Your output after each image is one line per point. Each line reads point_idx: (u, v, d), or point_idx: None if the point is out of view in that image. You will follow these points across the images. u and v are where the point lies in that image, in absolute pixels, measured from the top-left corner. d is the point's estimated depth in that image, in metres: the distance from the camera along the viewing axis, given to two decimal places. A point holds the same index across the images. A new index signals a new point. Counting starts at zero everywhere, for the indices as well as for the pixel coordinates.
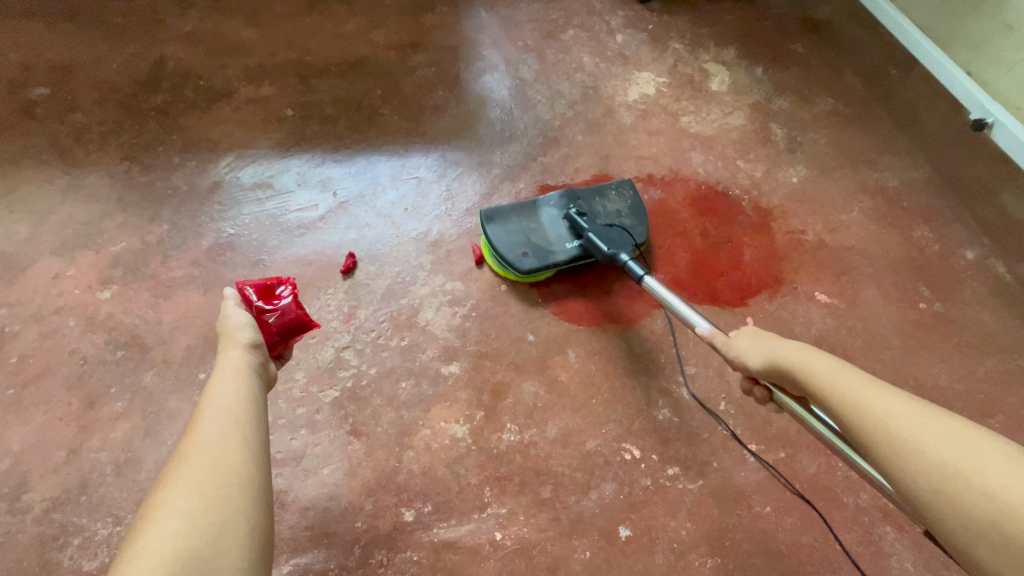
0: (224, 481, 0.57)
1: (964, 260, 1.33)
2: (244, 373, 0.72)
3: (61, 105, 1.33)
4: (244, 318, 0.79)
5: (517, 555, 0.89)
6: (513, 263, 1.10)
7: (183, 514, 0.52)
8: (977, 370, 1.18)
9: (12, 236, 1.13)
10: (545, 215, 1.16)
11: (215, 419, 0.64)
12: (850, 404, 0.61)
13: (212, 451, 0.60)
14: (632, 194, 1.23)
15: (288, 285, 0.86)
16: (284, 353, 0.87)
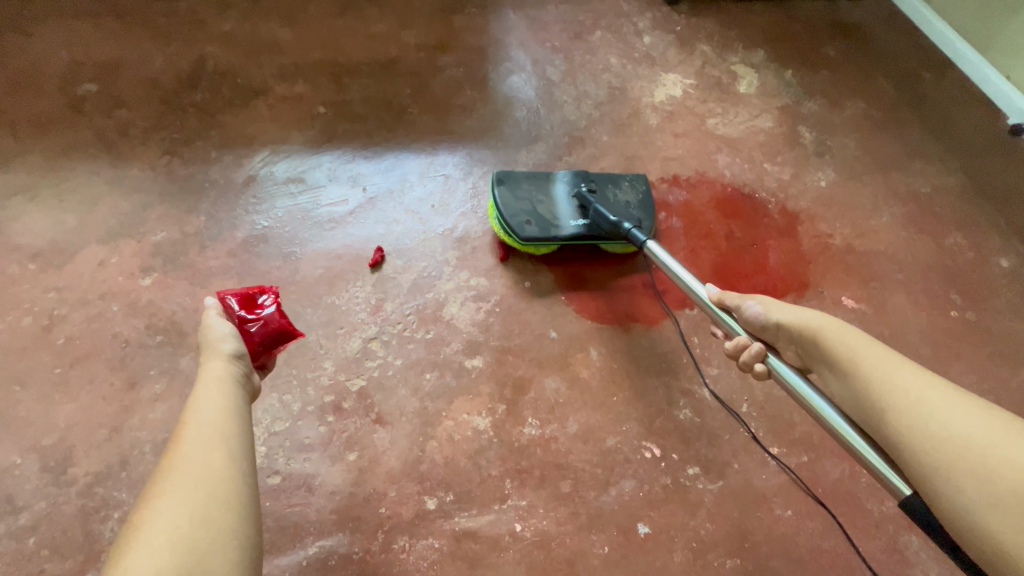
0: (212, 497, 0.58)
1: (998, 268, 1.30)
2: (225, 384, 0.73)
3: (108, 100, 1.39)
4: (226, 328, 0.80)
5: (536, 547, 0.90)
6: (514, 229, 1.12)
7: (171, 530, 0.54)
8: (1010, 380, 1.15)
9: (61, 224, 1.19)
10: (556, 189, 1.18)
11: (200, 432, 0.65)
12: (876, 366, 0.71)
13: (201, 465, 0.61)
14: (644, 189, 1.25)
15: (270, 294, 0.88)
16: (267, 363, 0.88)
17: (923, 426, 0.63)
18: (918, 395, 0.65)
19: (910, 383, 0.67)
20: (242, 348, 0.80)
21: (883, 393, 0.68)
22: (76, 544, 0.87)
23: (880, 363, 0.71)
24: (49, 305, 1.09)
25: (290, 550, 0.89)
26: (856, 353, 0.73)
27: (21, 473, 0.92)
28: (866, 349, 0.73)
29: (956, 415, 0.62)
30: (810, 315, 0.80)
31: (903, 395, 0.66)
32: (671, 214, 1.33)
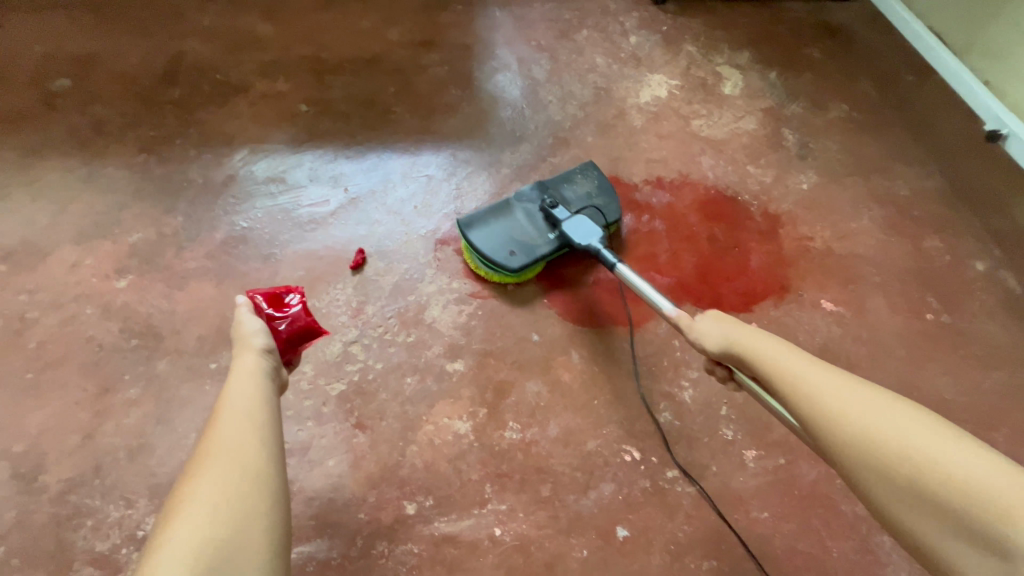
0: (248, 494, 0.58)
1: (973, 271, 1.33)
2: (258, 380, 0.72)
3: (83, 96, 1.36)
4: (257, 324, 0.80)
5: (515, 550, 0.90)
6: (502, 264, 1.09)
7: (208, 510, 0.55)
8: (983, 381, 1.18)
9: (32, 224, 1.16)
10: (521, 211, 1.15)
11: (233, 422, 0.65)
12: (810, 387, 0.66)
13: (227, 463, 0.60)
14: (598, 174, 1.24)
15: (297, 293, 0.87)
16: (294, 361, 0.87)
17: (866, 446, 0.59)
18: (861, 421, 0.60)
19: (850, 402, 0.62)
20: (273, 343, 0.80)
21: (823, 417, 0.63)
22: (48, 553, 0.86)
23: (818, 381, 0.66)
24: (19, 307, 1.06)
25: None
26: (795, 372, 0.68)
27: None
28: (799, 368, 0.68)
29: (886, 418, 0.59)
30: (744, 333, 0.78)
31: (840, 420, 0.61)
32: (654, 217, 1.33)
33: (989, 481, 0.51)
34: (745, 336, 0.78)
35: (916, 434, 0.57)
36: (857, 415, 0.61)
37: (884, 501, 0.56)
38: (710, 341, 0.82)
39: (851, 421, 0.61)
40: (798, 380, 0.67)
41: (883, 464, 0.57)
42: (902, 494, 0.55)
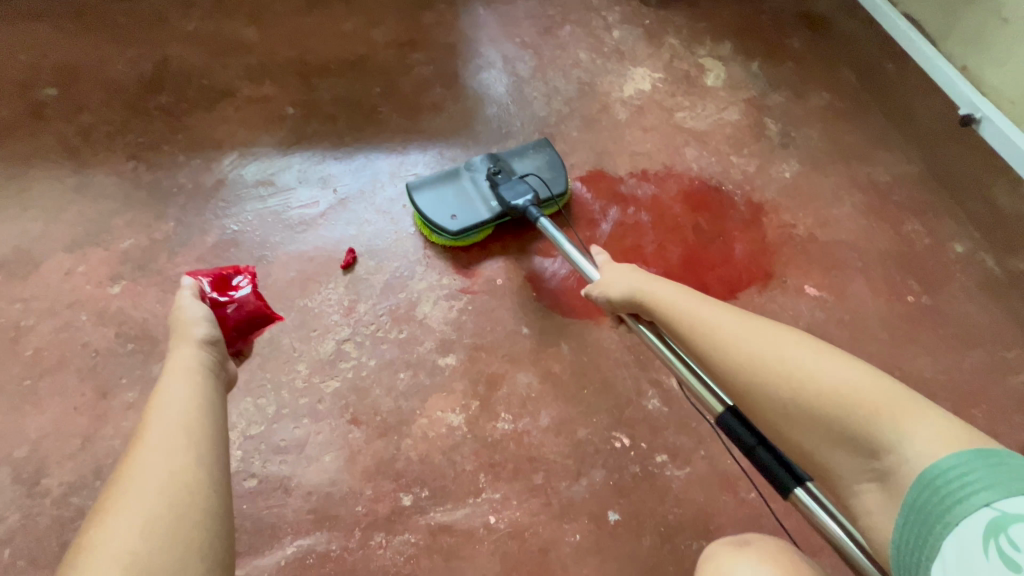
0: (190, 498, 0.58)
1: (953, 253, 1.36)
2: (198, 373, 0.74)
3: (70, 104, 1.37)
4: (200, 311, 0.83)
5: (510, 537, 0.93)
6: (440, 225, 1.17)
7: (145, 514, 0.55)
8: (963, 360, 1.21)
9: (24, 233, 1.17)
10: (466, 177, 1.23)
11: (166, 421, 0.65)
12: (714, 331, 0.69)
13: (164, 457, 0.60)
14: (550, 150, 1.29)
15: (243, 276, 0.92)
16: (244, 348, 0.93)
17: (765, 382, 0.62)
18: (752, 354, 0.64)
19: (743, 337, 0.66)
20: (214, 332, 0.82)
21: (720, 355, 0.67)
22: (52, 555, 0.87)
23: (720, 324, 0.69)
24: (14, 315, 1.06)
25: (268, 550, 0.89)
26: (695, 317, 0.71)
27: None
28: (700, 313, 0.72)
29: (778, 349, 0.63)
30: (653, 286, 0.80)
31: (736, 356, 0.65)
32: (639, 209, 1.36)
33: (871, 399, 0.56)
34: (651, 286, 0.81)
35: (802, 361, 0.61)
36: (754, 352, 0.64)
37: (784, 431, 0.61)
38: (618, 293, 0.85)
39: (745, 355, 0.64)
40: (700, 324, 0.70)
41: (777, 393, 0.61)
42: (795, 419, 0.60)
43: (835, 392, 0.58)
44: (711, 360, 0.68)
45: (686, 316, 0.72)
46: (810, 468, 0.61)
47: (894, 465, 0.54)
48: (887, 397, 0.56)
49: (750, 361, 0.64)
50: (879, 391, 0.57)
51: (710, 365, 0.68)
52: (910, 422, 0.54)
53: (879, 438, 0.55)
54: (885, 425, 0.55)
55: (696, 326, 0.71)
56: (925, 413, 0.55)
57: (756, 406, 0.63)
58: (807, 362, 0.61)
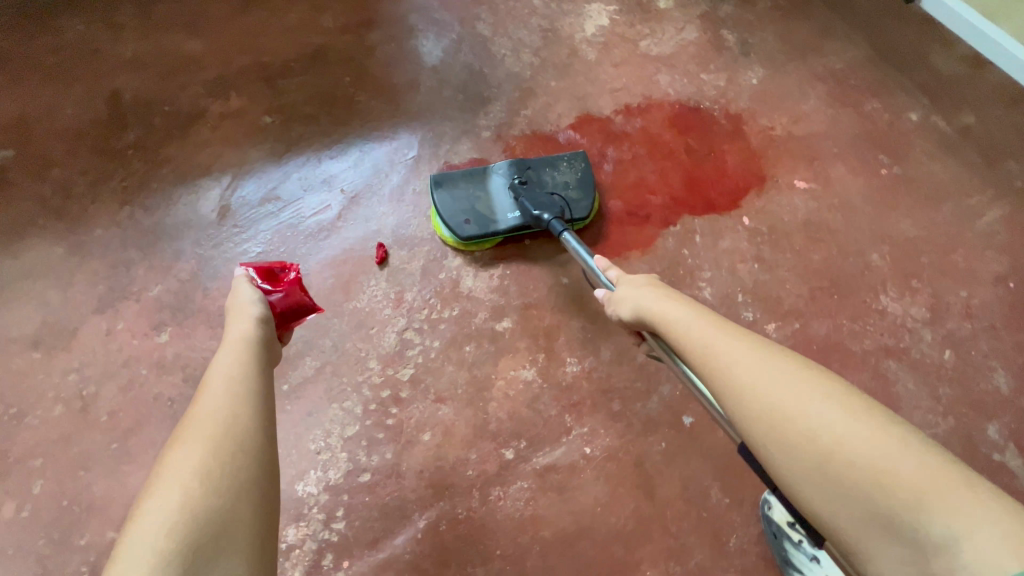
0: (236, 450, 0.64)
1: (910, 122, 1.50)
2: (247, 345, 0.80)
3: (36, 163, 1.29)
4: (253, 295, 0.90)
5: (607, 460, 1.04)
6: (455, 229, 1.18)
7: (195, 461, 0.61)
8: (937, 215, 1.37)
9: (46, 305, 1.13)
10: (492, 183, 1.23)
11: (219, 385, 0.71)
12: (735, 377, 0.65)
13: (221, 410, 0.67)
14: (583, 167, 1.29)
15: (291, 269, 0.97)
16: (284, 336, 0.97)
17: (789, 441, 0.58)
18: (779, 405, 0.60)
19: (770, 383, 0.62)
20: (267, 313, 0.89)
21: (744, 405, 0.63)
22: None
23: (743, 367, 0.65)
24: (74, 387, 1.06)
25: (402, 529, 0.98)
26: (718, 356, 0.68)
27: None
28: (722, 355, 0.68)
29: (809, 407, 0.59)
30: (675, 312, 0.78)
31: (760, 403, 0.62)
32: (633, 143, 1.42)
33: (921, 482, 0.51)
34: (671, 314, 0.79)
35: (836, 422, 0.57)
36: (782, 405, 0.60)
37: (810, 499, 0.56)
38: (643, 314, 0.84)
39: (770, 404, 0.61)
40: (723, 367, 0.67)
41: (804, 452, 0.57)
42: (822, 487, 0.55)
43: (871, 465, 0.53)
44: (732, 402, 0.65)
45: (709, 355, 0.69)
46: (838, 545, 0.56)
47: (938, 561, 0.48)
48: (942, 482, 0.50)
49: (776, 418, 0.60)
50: (932, 473, 0.51)
51: (730, 407, 0.65)
52: (960, 514, 0.48)
53: (928, 531, 0.49)
54: (925, 512, 0.49)
55: (721, 367, 0.67)
56: (987, 506, 0.48)
57: (777, 461, 0.59)
58: (844, 424, 0.56)
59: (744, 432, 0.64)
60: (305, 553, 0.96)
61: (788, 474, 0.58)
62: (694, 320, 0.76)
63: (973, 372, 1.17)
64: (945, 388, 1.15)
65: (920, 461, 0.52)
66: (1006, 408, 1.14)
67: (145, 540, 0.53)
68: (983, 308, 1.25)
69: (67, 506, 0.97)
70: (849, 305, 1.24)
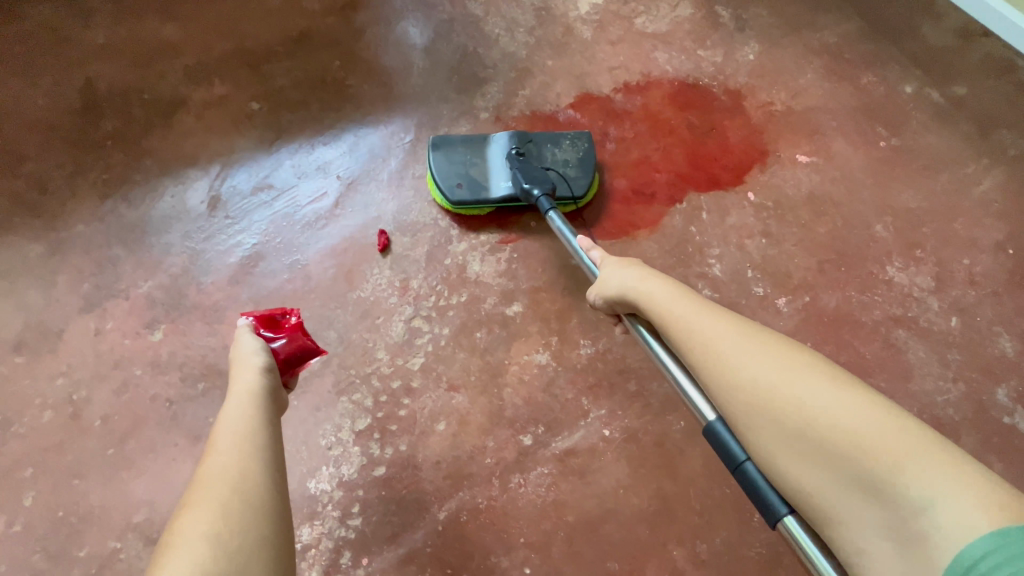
0: (249, 513, 0.57)
1: (905, 94, 1.51)
2: (256, 397, 0.73)
3: (7, 158, 1.21)
4: (256, 344, 0.82)
5: (628, 442, 1.02)
6: (445, 191, 1.16)
7: (207, 531, 0.54)
8: (936, 185, 1.38)
9: (27, 308, 1.07)
10: (491, 151, 1.19)
11: (229, 443, 0.64)
12: (714, 355, 0.66)
13: (232, 470, 0.60)
14: (586, 147, 1.25)
15: (294, 314, 0.89)
16: (290, 383, 0.88)
17: (767, 415, 0.60)
18: (760, 382, 0.61)
19: (751, 362, 0.63)
20: (271, 363, 0.82)
21: (723, 383, 0.65)
22: None
23: (721, 345, 0.66)
24: (63, 392, 1.00)
25: (421, 522, 0.94)
26: (698, 335, 0.69)
27: (126, 556, 0.89)
28: (700, 334, 0.69)
29: (783, 381, 0.60)
30: (655, 291, 0.78)
31: (738, 380, 0.63)
32: (634, 121, 1.40)
33: (892, 444, 0.51)
34: (652, 294, 0.79)
35: (810, 393, 0.58)
36: (760, 381, 0.61)
37: (789, 471, 0.58)
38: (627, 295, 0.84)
39: (748, 380, 0.62)
40: (704, 346, 0.68)
41: (782, 426, 0.58)
42: (801, 458, 0.57)
43: (845, 432, 0.54)
44: (713, 382, 0.66)
45: (689, 335, 0.70)
46: (813, 514, 0.57)
47: (914, 522, 0.48)
48: (912, 443, 0.51)
49: (754, 393, 0.61)
50: (907, 439, 0.51)
51: (715, 389, 0.66)
52: (935, 475, 0.48)
53: (902, 493, 0.49)
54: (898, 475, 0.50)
55: (702, 347, 0.68)
56: (958, 469, 0.48)
57: (757, 435, 0.61)
58: (822, 397, 0.57)
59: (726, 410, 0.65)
60: (321, 552, 0.92)
61: (768, 447, 0.60)
62: (675, 300, 0.75)
63: (980, 338, 1.18)
64: (954, 354, 1.16)
65: (890, 422, 0.53)
66: (1013, 371, 1.15)
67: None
68: (986, 275, 1.26)
69: (62, 517, 0.91)
70: (856, 276, 1.24)
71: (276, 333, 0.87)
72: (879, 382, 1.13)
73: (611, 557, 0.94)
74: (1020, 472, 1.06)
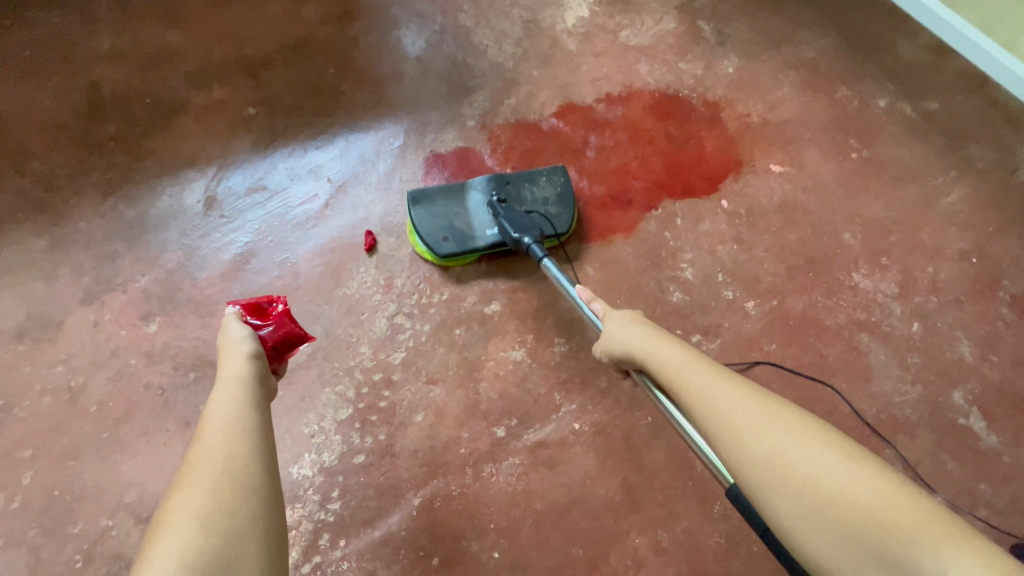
0: (242, 482, 0.60)
1: (878, 108, 1.56)
2: (244, 380, 0.77)
3: (14, 157, 1.27)
4: (243, 331, 0.87)
5: (596, 435, 1.07)
6: (433, 247, 1.16)
7: (203, 498, 0.57)
8: (905, 196, 1.43)
9: (30, 299, 1.13)
10: (471, 199, 1.21)
11: (220, 422, 0.68)
12: (727, 419, 0.63)
13: (220, 449, 0.63)
14: (563, 181, 1.28)
15: (280, 302, 0.93)
16: (279, 369, 0.93)
17: (786, 486, 0.56)
18: (771, 452, 0.59)
19: (766, 429, 0.60)
20: (258, 347, 0.86)
21: (737, 449, 0.61)
22: None
23: (735, 409, 0.64)
24: (62, 378, 1.06)
25: (397, 507, 1.00)
26: (711, 397, 0.67)
27: (116, 533, 0.95)
28: (713, 396, 0.66)
29: (802, 452, 0.57)
30: (665, 350, 0.77)
31: (753, 447, 0.60)
32: (615, 130, 1.46)
33: (915, 522, 0.50)
34: (661, 351, 0.77)
35: (831, 466, 0.55)
36: (777, 451, 0.58)
37: (809, 548, 0.54)
38: (632, 349, 0.82)
39: (764, 448, 0.59)
40: (715, 409, 0.65)
41: (801, 499, 0.55)
42: (821, 534, 0.53)
43: (868, 509, 0.52)
44: (724, 449, 0.62)
45: (701, 398, 0.68)
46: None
47: None
48: (935, 524, 0.49)
49: (771, 463, 0.58)
50: (930, 519, 0.50)
51: (728, 455, 0.62)
52: (960, 553, 0.47)
53: (920, 571, 0.47)
54: (923, 553, 0.48)
55: (714, 409, 0.65)
56: (984, 552, 0.47)
57: (774, 508, 0.57)
58: (842, 471, 0.55)
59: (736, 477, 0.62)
60: (301, 533, 0.98)
61: (785, 523, 0.56)
62: (687, 363, 0.73)
63: (939, 343, 1.23)
64: (914, 358, 1.21)
65: (912, 503, 0.51)
66: (970, 374, 1.20)
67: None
68: (948, 283, 1.31)
69: (58, 496, 0.97)
70: (823, 282, 1.29)
71: (263, 321, 0.91)
72: (841, 383, 1.18)
73: (576, 543, 0.99)
74: (973, 470, 1.11)
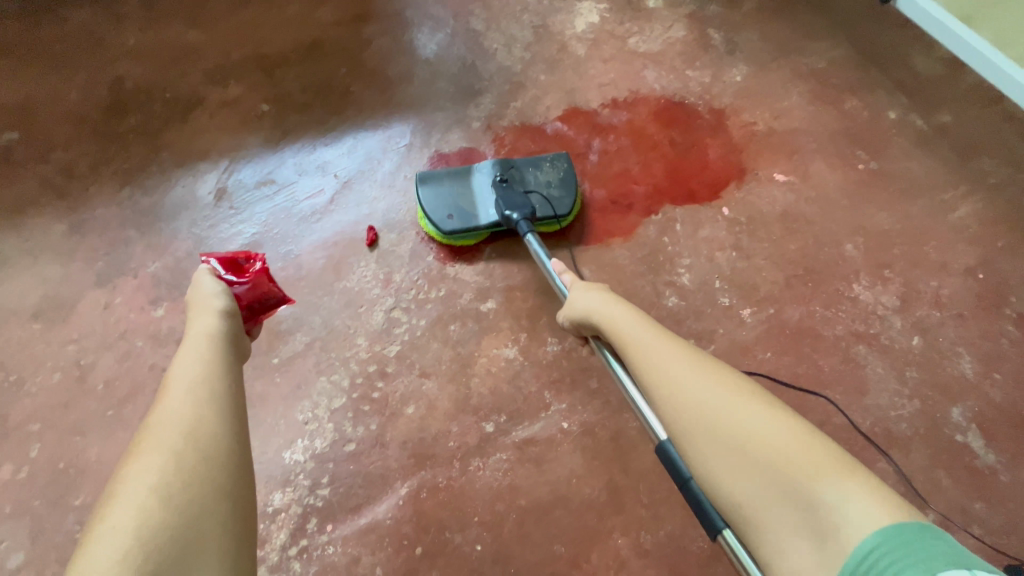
0: (203, 442, 0.63)
1: (889, 120, 1.55)
2: (213, 339, 0.80)
3: (40, 145, 1.34)
4: (216, 287, 0.90)
5: (584, 435, 1.08)
6: (438, 223, 1.20)
7: (164, 457, 0.60)
8: (911, 208, 1.41)
9: (46, 280, 1.18)
10: (475, 180, 1.25)
11: (184, 381, 0.70)
12: (662, 371, 0.71)
13: (184, 409, 0.66)
14: (565, 167, 1.31)
15: (257, 259, 0.97)
16: (253, 329, 0.98)
17: (708, 427, 0.63)
18: (703, 402, 0.65)
19: (696, 379, 0.68)
20: (229, 303, 0.89)
21: (669, 398, 0.68)
22: None
23: (670, 363, 0.71)
24: (72, 357, 1.10)
25: (385, 496, 1.02)
26: (650, 353, 0.74)
27: None
28: (653, 352, 0.74)
29: (725, 399, 0.64)
30: (617, 313, 0.84)
31: (684, 396, 0.67)
32: (619, 135, 1.47)
33: (811, 456, 0.57)
34: (614, 314, 0.84)
35: (746, 411, 0.62)
36: (702, 398, 0.66)
37: (722, 480, 0.61)
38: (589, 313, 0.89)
39: (691, 396, 0.66)
40: (653, 363, 0.72)
41: (721, 439, 0.62)
42: (734, 467, 0.60)
43: (775, 446, 0.58)
44: (659, 398, 0.69)
45: (643, 353, 0.75)
46: (744, 526, 0.59)
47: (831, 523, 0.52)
48: (830, 459, 0.56)
49: (697, 409, 0.65)
50: (827, 455, 0.57)
51: (661, 404, 0.69)
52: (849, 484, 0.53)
53: (818, 498, 0.54)
54: (818, 482, 0.54)
55: (652, 363, 0.72)
56: (869, 484, 0.54)
57: (696, 447, 0.64)
58: (757, 415, 0.62)
59: (671, 428, 0.68)
60: (290, 517, 1.00)
61: (704, 459, 0.63)
62: (636, 325, 0.80)
63: (939, 358, 1.22)
64: (912, 372, 1.20)
65: (813, 441, 0.58)
66: (971, 391, 1.18)
67: (110, 548, 0.52)
68: (953, 297, 1.29)
69: (62, 469, 1.01)
70: (822, 292, 1.28)
71: (239, 277, 0.95)
72: (836, 394, 1.17)
73: (558, 541, 0.99)
74: (968, 488, 1.09)
